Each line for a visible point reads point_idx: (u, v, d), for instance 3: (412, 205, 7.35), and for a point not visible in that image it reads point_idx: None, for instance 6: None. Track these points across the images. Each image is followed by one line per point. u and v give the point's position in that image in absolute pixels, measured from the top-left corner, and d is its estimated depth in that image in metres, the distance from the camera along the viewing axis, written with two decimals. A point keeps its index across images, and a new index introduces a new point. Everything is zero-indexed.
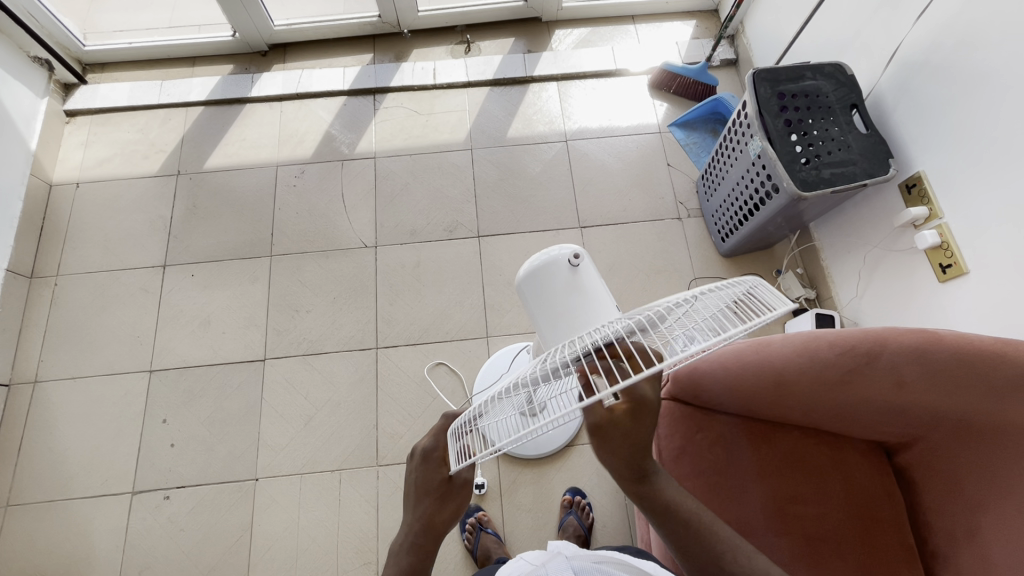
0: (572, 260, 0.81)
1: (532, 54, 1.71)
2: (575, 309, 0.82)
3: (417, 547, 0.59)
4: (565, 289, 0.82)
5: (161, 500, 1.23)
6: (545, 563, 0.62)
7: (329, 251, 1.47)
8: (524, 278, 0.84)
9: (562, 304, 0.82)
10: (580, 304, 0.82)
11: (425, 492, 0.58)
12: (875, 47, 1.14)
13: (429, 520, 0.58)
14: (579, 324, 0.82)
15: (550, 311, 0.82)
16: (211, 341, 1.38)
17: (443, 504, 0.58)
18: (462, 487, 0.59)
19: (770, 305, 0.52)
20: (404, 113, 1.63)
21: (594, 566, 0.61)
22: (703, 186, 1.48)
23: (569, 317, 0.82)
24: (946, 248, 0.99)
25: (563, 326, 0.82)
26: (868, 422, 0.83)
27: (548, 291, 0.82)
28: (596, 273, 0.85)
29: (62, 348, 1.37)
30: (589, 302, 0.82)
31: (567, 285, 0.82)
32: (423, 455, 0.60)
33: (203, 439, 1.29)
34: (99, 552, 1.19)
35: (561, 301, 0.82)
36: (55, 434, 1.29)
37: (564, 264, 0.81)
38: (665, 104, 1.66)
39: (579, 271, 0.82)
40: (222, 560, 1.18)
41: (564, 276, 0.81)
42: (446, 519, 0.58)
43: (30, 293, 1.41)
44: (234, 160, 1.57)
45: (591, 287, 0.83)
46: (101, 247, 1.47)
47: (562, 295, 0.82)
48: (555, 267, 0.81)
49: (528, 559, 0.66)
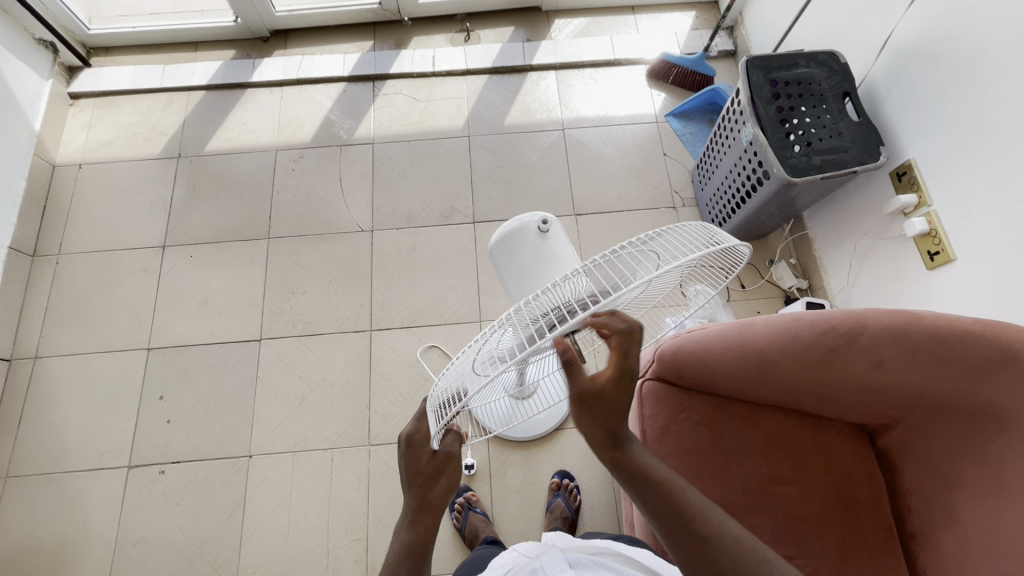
0: (541, 226, 0.83)
1: (532, 43, 1.72)
2: (541, 274, 0.84)
3: (414, 522, 0.58)
4: (532, 254, 0.84)
5: (157, 474, 1.25)
6: (540, 555, 0.63)
7: (326, 235, 1.48)
8: (495, 245, 0.86)
9: (530, 268, 0.84)
10: (545, 267, 0.84)
11: (414, 476, 0.59)
12: (868, 35, 1.14)
13: (424, 499, 0.58)
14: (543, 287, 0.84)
15: (520, 276, 0.85)
16: (208, 321, 1.40)
17: (435, 482, 0.59)
18: (451, 459, 0.60)
19: (720, 240, 0.59)
20: (402, 99, 1.65)
21: (589, 558, 0.62)
22: (698, 174, 1.48)
23: (535, 278, 0.85)
24: (934, 236, 1.00)
25: (528, 288, 0.86)
26: (850, 403, 0.84)
27: (517, 254, 0.85)
28: (564, 239, 0.87)
29: (62, 326, 1.39)
30: (554, 266, 0.85)
31: (533, 248, 0.84)
32: (406, 441, 0.60)
33: (199, 416, 1.31)
34: (95, 523, 1.21)
35: (528, 264, 0.84)
36: (54, 410, 1.31)
37: (532, 230, 0.84)
38: (663, 94, 1.67)
39: (547, 237, 0.84)
40: (215, 534, 1.20)
41: (533, 242, 0.84)
42: (441, 495, 0.59)
43: (32, 271, 1.44)
44: (234, 144, 1.59)
45: (557, 252, 0.85)
46: (102, 227, 1.49)
47: (530, 260, 0.84)
48: (524, 233, 0.83)
49: (523, 551, 0.69)
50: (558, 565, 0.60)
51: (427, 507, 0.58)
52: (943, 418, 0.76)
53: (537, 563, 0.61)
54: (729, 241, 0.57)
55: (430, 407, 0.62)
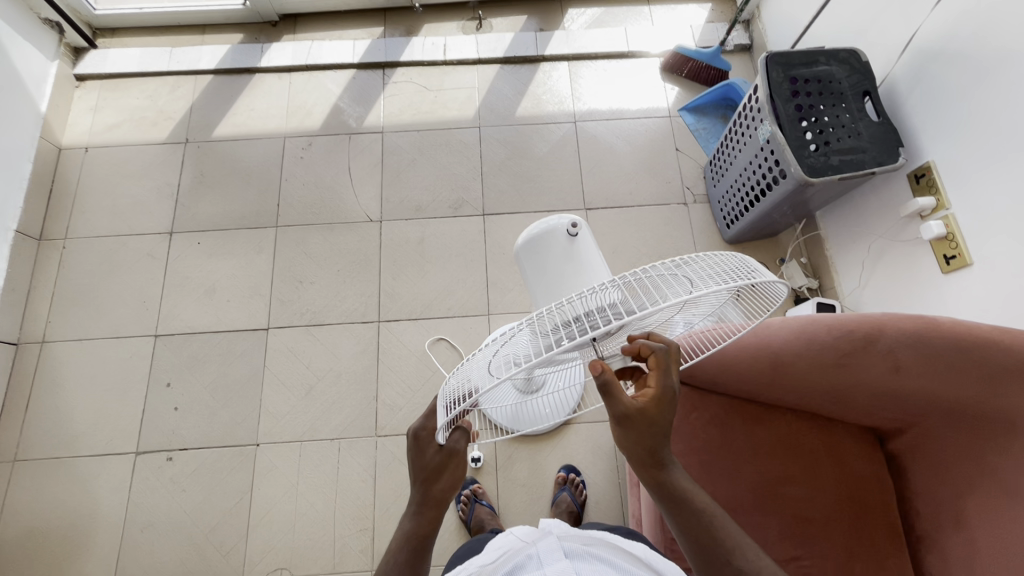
0: (570, 229, 0.82)
1: (544, 33, 1.69)
2: (567, 277, 0.82)
3: (421, 515, 0.57)
4: (560, 259, 0.82)
5: (164, 461, 1.26)
6: (536, 540, 0.63)
7: (334, 224, 1.48)
8: (522, 245, 0.85)
9: (558, 271, 0.82)
10: (570, 272, 0.82)
11: (420, 470, 0.58)
12: (890, 34, 1.12)
13: (429, 492, 0.58)
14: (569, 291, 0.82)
15: (545, 278, 0.84)
16: (215, 308, 1.39)
17: (440, 475, 0.58)
18: (456, 455, 0.58)
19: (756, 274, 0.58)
20: (413, 88, 1.63)
21: (584, 546, 0.63)
22: (711, 171, 1.47)
23: (560, 283, 0.83)
24: (951, 239, 0.99)
25: (552, 292, 0.84)
26: (862, 406, 0.84)
27: (544, 257, 0.83)
28: (592, 243, 0.85)
29: (69, 310, 1.38)
30: (581, 270, 0.83)
31: (562, 254, 0.82)
32: (413, 435, 0.59)
33: (206, 403, 1.31)
34: (102, 508, 1.22)
35: (554, 269, 0.83)
36: (61, 394, 1.31)
37: (561, 233, 0.82)
38: (677, 88, 1.64)
39: (576, 241, 0.83)
40: (222, 521, 1.21)
41: (561, 245, 0.82)
42: (444, 489, 0.58)
43: (39, 255, 1.43)
44: (242, 130, 1.57)
45: (585, 257, 0.83)
46: (110, 211, 1.48)
47: (557, 263, 0.82)
48: (555, 240, 0.82)
49: (517, 534, 0.67)
50: (554, 553, 0.60)
51: (433, 502, 0.58)
52: (958, 424, 0.77)
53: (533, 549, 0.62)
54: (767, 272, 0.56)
55: (439, 401, 0.60)
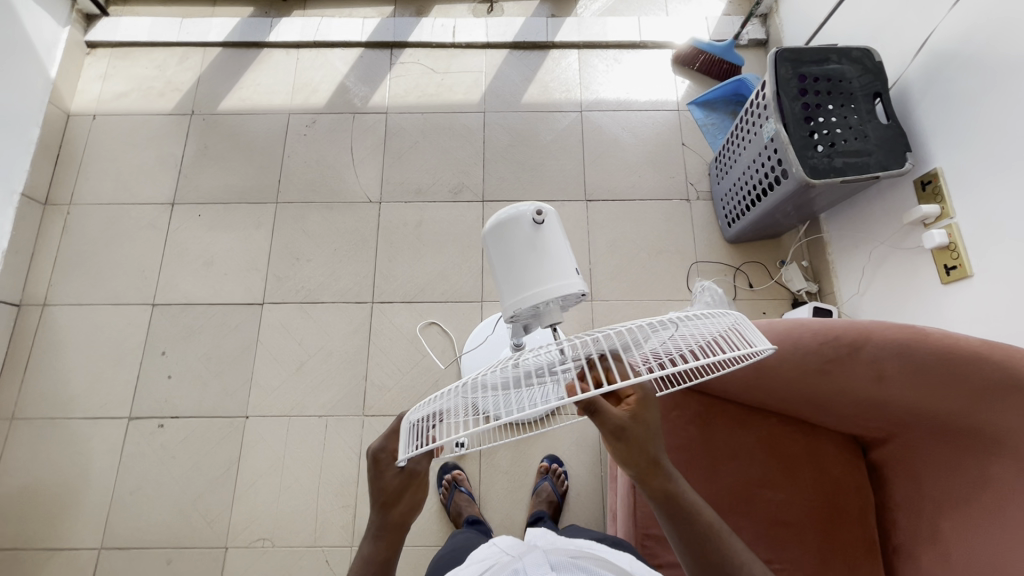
0: (535, 217, 0.66)
1: (555, 18, 1.66)
2: (534, 274, 0.66)
3: (380, 533, 0.56)
4: (523, 250, 0.66)
5: (156, 427, 1.28)
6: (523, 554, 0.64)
7: (334, 203, 1.48)
8: (484, 238, 0.70)
9: (522, 267, 0.66)
10: (536, 268, 0.66)
11: (379, 494, 0.56)
12: (907, 34, 1.08)
13: (387, 517, 0.56)
14: (536, 291, 0.65)
15: (508, 276, 0.67)
16: (213, 281, 1.41)
17: (399, 500, 0.56)
18: (417, 479, 0.56)
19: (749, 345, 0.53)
20: (420, 69, 1.61)
21: (573, 559, 0.62)
22: (716, 168, 1.44)
23: (525, 281, 0.66)
24: (953, 249, 0.96)
25: (518, 293, 0.67)
26: (844, 413, 0.83)
27: (505, 251, 0.68)
28: (565, 235, 0.69)
29: (71, 275, 1.41)
30: (550, 266, 0.66)
31: (524, 247, 0.66)
32: (373, 456, 0.56)
33: (199, 373, 1.33)
34: (94, 470, 1.25)
35: (517, 262, 0.67)
36: (59, 357, 1.34)
37: (525, 222, 0.66)
38: (687, 81, 1.61)
39: (544, 231, 0.67)
40: (209, 489, 1.23)
41: (525, 236, 0.66)
42: (403, 513, 0.57)
43: (44, 219, 1.45)
44: (247, 104, 1.57)
45: (555, 251, 0.66)
46: (114, 180, 1.49)
47: (520, 257, 0.66)
48: (517, 231, 0.67)
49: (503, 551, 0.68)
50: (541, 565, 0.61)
51: (391, 527, 0.56)
52: (941, 437, 0.75)
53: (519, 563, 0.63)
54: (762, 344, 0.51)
55: (401, 424, 0.54)
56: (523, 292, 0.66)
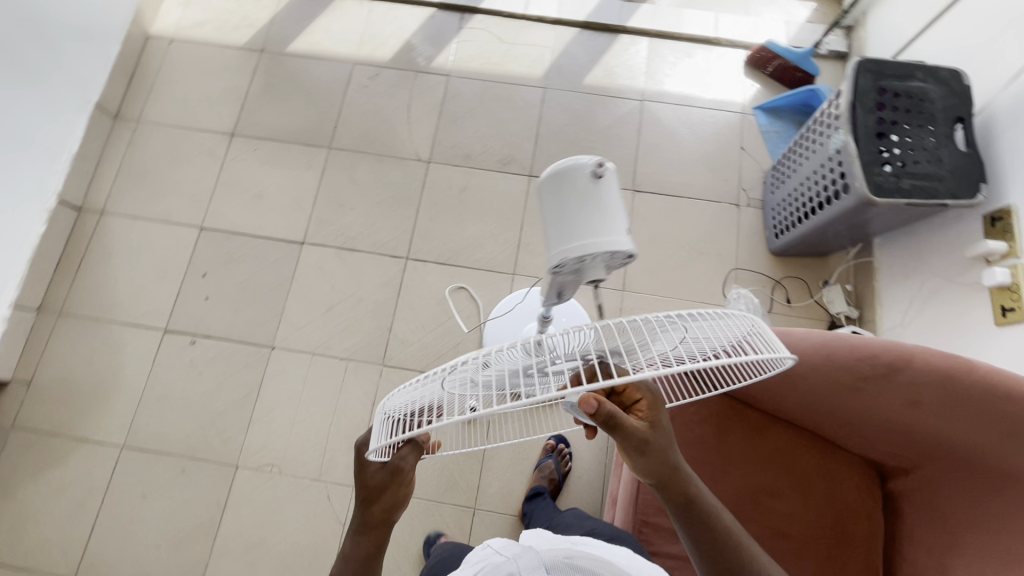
0: (596, 169, 0.59)
1: (631, 3, 1.63)
2: (588, 230, 0.59)
3: (364, 528, 0.59)
4: (579, 204, 0.59)
5: (187, 344, 1.34)
6: (516, 557, 0.66)
7: (384, 156, 1.50)
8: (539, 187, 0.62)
9: (577, 221, 0.60)
10: (591, 224, 0.59)
11: (362, 489, 0.58)
12: (1003, 60, 1.02)
13: (369, 515, 0.59)
14: (591, 248, 0.58)
15: (560, 231, 0.61)
16: (259, 214, 1.45)
17: (379, 496, 0.58)
18: (399, 473, 0.58)
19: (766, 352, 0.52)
20: (487, 37, 1.61)
21: (566, 563, 0.65)
22: (772, 176, 1.40)
23: (578, 237, 0.59)
24: (1013, 291, 0.92)
25: (569, 250, 0.60)
26: (868, 436, 0.81)
27: (559, 203, 0.61)
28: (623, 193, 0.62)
29: (130, 188, 1.47)
30: (607, 223, 0.59)
31: (578, 203, 0.59)
32: (359, 454, 0.59)
33: (234, 299, 1.38)
34: (127, 373, 1.32)
35: (569, 217, 0.60)
36: (109, 263, 1.41)
37: (584, 175, 0.60)
38: (757, 85, 1.56)
39: (602, 186, 0.60)
40: (228, 410, 1.29)
41: (581, 190, 0.59)
42: (385, 509, 0.59)
43: (112, 132, 1.52)
44: (316, 49, 1.60)
45: (612, 210, 0.60)
46: (181, 104, 1.55)
47: (576, 212, 0.60)
48: (571, 184, 0.60)
49: (496, 551, 0.69)
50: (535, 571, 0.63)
51: (373, 523, 0.59)
52: (967, 475, 0.73)
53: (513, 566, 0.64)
54: (787, 354, 0.50)
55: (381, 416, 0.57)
56: (574, 247, 0.60)
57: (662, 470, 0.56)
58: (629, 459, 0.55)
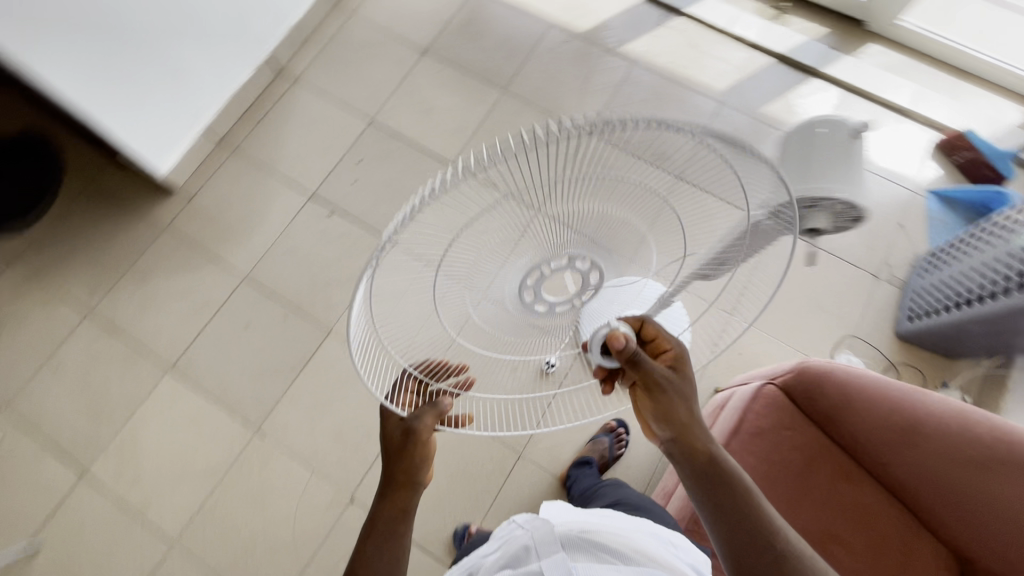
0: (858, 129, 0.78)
1: (834, 51, 1.61)
2: (830, 167, 0.78)
3: (395, 486, 0.63)
4: (832, 147, 0.79)
5: (325, 214, 1.47)
6: (534, 532, 0.73)
7: (549, 115, 1.57)
8: (794, 132, 0.83)
9: (822, 156, 0.79)
10: (838, 164, 0.78)
11: (391, 447, 0.62)
12: None
13: (394, 473, 0.62)
14: (830, 180, 0.77)
15: (808, 161, 0.80)
16: (423, 127, 1.56)
17: (402, 457, 0.62)
18: (417, 432, 0.60)
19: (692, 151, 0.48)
20: (682, 39, 1.64)
21: (582, 537, 0.71)
22: (925, 262, 1.34)
23: (822, 170, 0.78)
24: None
25: (808, 177, 0.79)
26: (969, 522, 0.80)
27: (813, 144, 0.80)
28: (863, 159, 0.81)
29: (325, 68, 1.63)
30: (849, 168, 0.78)
31: (827, 151, 0.79)
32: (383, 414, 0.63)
33: (377, 191, 1.49)
34: (270, 220, 1.47)
35: (817, 156, 0.79)
36: (287, 124, 1.57)
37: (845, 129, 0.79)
38: (938, 169, 1.49)
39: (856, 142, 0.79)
40: (340, 282, 1.40)
41: (838, 138, 0.79)
42: (409, 470, 0.62)
43: (327, 16, 1.68)
44: (522, 1, 1.70)
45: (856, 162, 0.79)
46: (390, 11, 1.69)
47: (827, 151, 0.79)
48: (817, 131, 0.81)
49: (521, 526, 0.78)
50: (549, 546, 0.70)
51: (401, 484, 0.62)
52: None
53: (530, 541, 0.72)
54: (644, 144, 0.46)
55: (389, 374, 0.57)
56: (816, 178, 0.78)
57: (673, 422, 0.62)
58: (642, 398, 0.65)
